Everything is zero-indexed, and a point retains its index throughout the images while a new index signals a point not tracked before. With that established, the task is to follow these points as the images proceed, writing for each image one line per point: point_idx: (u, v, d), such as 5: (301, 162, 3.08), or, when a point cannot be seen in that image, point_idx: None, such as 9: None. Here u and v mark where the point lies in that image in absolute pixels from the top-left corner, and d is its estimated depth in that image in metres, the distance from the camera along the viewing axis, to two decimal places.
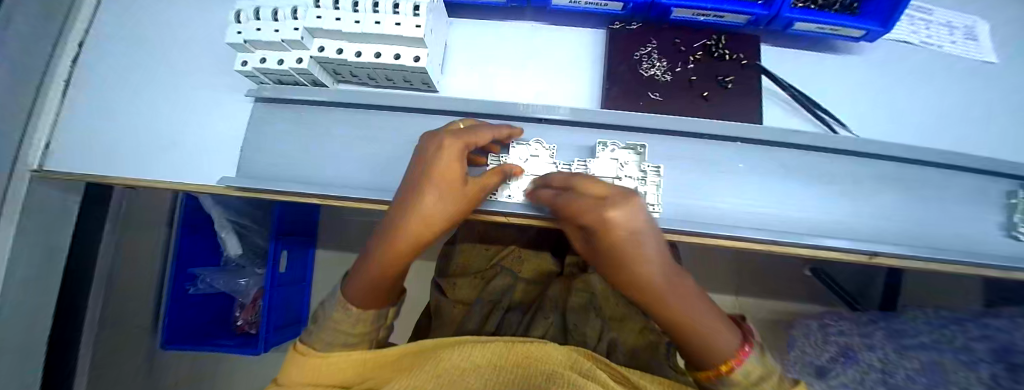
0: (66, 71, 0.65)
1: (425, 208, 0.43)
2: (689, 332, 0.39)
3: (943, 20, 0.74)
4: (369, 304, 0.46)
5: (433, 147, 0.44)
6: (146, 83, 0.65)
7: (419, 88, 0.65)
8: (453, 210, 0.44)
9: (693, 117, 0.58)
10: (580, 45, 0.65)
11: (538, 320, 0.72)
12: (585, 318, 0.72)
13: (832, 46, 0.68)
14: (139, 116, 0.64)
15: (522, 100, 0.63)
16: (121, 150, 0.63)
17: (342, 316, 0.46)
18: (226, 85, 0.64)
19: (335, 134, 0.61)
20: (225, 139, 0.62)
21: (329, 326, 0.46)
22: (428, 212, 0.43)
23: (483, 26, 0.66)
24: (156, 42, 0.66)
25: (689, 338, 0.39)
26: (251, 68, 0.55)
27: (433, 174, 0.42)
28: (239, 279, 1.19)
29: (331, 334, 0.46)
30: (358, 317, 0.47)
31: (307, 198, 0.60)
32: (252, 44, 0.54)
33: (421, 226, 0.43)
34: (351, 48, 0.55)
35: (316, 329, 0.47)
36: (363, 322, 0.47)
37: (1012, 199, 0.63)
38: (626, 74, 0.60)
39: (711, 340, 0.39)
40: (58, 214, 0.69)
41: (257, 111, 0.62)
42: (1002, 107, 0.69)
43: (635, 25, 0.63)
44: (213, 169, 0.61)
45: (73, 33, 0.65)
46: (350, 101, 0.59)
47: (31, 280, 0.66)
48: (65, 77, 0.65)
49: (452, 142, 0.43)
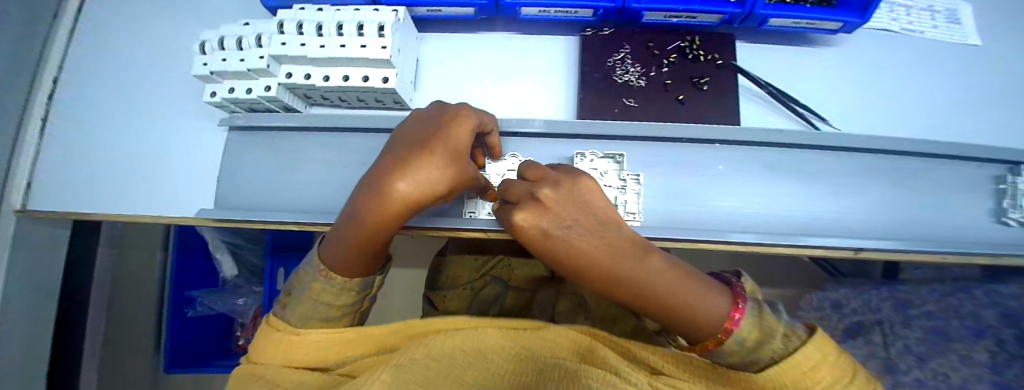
0: (42, 109, 0.64)
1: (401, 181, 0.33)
2: (659, 307, 0.32)
3: (924, 4, 0.73)
4: (352, 269, 0.40)
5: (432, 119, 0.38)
6: (123, 116, 0.65)
7: (393, 107, 0.65)
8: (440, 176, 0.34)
9: (669, 122, 0.57)
10: (554, 53, 0.65)
11: None
12: (576, 322, 0.70)
13: (810, 39, 0.67)
14: (119, 149, 0.64)
15: (496, 113, 0.62)
16: (102, 185, 0.63)
17: (323, 286, 0.40)
18: (199, 115, 0.64)
19: (309, 158, 0.61)
20: (201, 170, 0.62)
21: (307, 297, 0.39)
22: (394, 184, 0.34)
23: (454, 40, 0.65)
24: (128, 74, 0.66)
25: (659, 314, 0.33)
26: (220, 99, 0.55)
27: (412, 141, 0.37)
28: (237, 300, 1.18)
29: (311, 305, 0.39)
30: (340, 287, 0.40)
31: (285, 225, 0.60)
32: (219, 74, 0.54)
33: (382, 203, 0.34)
34: (319, 71, 0.55)
35: (292, 298, 0.41)
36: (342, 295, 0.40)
37: (1000, 184, 0.61)
38: (599, 82, 0.60)
39: (690, 305, 0.31)
40: (48, 250, 0.69)
41: (232, 139, 0.61)
42: (987, 91, 0.68)
43: (607, 31, 0.63)
44: (192, 201, 0.61)
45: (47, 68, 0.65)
46: (322, 125, 0.59)
47: (24, 318, 0.66)
48: (42, 115, 0.64)
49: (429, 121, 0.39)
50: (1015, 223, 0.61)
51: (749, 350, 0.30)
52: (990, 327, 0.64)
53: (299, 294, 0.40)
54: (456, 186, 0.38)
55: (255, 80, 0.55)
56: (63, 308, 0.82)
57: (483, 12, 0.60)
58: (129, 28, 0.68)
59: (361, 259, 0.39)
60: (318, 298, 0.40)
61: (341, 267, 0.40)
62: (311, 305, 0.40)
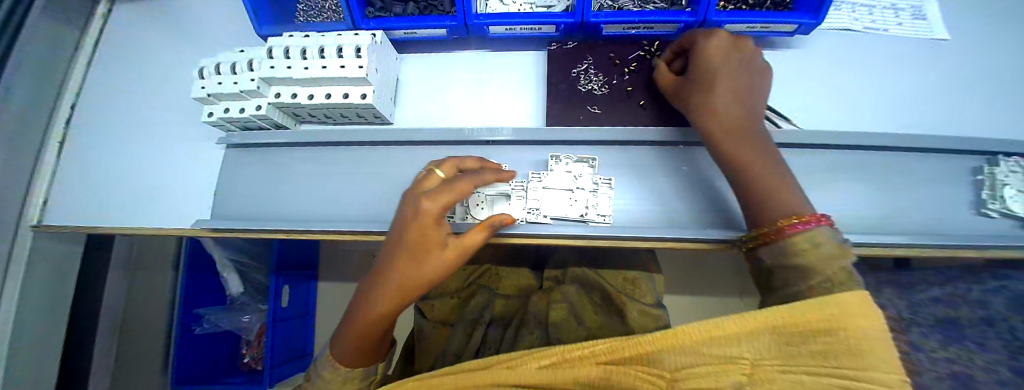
0: (60, 133, 0.72)
1: (399, 277, 0.39)
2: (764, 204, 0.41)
3: (887, 4, 0.74)
4: (352, 359, 0.42)
5: (411, 211, 0.38)
6: (135, 139, 0.71)
7: (375, 122, 0.69)
8: (429, 277, 0.40)
9: (632, 126, 0.60)
10: (524, 67, 0.69)
11: (523, 336, 0.68)
12: (571, 331, 0.68)
13: (771, 43, 0.69)
14: (132, 168, 0.70)
15: (471, 124, 0.66)
16: (117, 200, 0.69)
17: (332, 374, 0.43)
18: (201, 135, 0.70)
19: (298, 171, 0.65)
20: (200, 184, 0.67)
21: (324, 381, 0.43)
22: (401, 280, 0.39)
23: (431, 59, 0.71)
24: (139, 101, 0.73)
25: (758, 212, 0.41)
26: (216, 119, 0.61)
27: (410, 232, 0.38)
28: (242, 316, 1.22)
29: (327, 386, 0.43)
30: (347, 374, 0.43)
31: (276, 234, 0.63)
32: (215, 96, 0.60)
33: (395, 291, 0.40)
34: (305, 91, 0.60)
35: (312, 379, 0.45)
36: (352, 380, 0.44)
37: (978, 175, 0.60)
38: (565, 92, 0.64)
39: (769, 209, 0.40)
40: (64, 264, 0.74)
41: (229, 157, 0.67)
42: (960, 84, 0.68)
43: (571, 44, 0.67)
44: (191, 214, 0.66)
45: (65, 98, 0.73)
46: (308, 140, 0.63)
47: (38, 330, 0.71)
48: (60, 136, 0.72)
49: (428, 206, 0.38)
50: (997, 214, 0.59)
51: (799, 254, 0.36)
52: None
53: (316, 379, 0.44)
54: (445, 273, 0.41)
55: (247, 101, 0.61)
56: (75, 322, 0.87)
57: (455, 33, 0.65)
58: (143, 61, 0.76)
59: (365, 350, 0.42)
60: (331, 384, 0.43)
61: (343, 351, 0.42)
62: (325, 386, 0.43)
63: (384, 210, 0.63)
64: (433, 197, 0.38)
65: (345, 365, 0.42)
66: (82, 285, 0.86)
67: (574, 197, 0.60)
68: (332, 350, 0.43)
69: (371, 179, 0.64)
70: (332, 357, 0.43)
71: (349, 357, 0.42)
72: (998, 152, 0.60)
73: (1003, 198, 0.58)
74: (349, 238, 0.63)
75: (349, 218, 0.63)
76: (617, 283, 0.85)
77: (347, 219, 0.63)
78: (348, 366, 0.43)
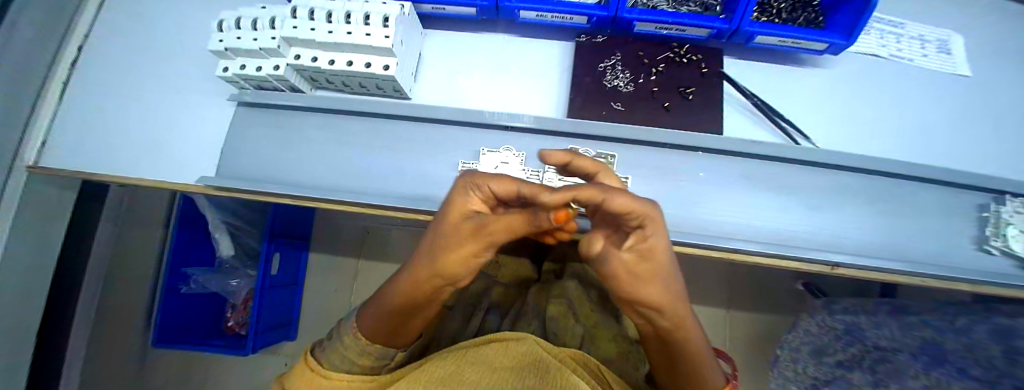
0: (65, 74, 0.69)
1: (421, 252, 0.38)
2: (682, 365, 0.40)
3: (914, 34, 0.74)
4: (376, 333, 0.42)
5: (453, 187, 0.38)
6: (143, 88, 0.69)
7: (393, 96, 0.68)
8: (447, 255, 0.35)
9: (654, 127, 0.60)
10: (550, 56, 0.68)
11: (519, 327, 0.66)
12: (565, 326, 0.66)
13: (797, 60, 0.69)
14: (138, 117, 0.68)
15: (491, 108, 0.65)
16: (120, 149, 0.67)
17: (351, 343, 0.42)
18: (212, 91, 0.68)
19: (309, 137, 0.64)
20: (207, 141, 0.65)
21: (340, 348, 0.42)
22: (423, 255, 0.38)
23: (457, 37, 0.70)
24: (149, 49, 0.71)
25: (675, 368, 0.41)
26: (231, 74, 0.59)
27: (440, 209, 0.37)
28: (230, 280, 1.19)
29: (343, 355, 0.41)
30: (365, 347, 0.41)
31: (282, 198, 0.62)
32: (233, 51, 0.58)
33: (422, 265, 0.38)
34: (326, 56, 0.59)
35: (332, 344, 0.44)
36: (367, 355, 0.41)
37: (984, 212, 0.62)
38: (590, 85, 0.63)
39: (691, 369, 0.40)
40: (54, 208, 0.72)
41: (240, 115, 0.65)
42: (976, 121, 0.69)
43: (601, 38, 0.66)
44: (195, 169, 0.65)
45: (73, 38, 0.70)
46: (324, 106, 0.62)
47: (24, 273, 0.68)
48: (64, 78, 0.69)
49: (463, 178, 0.36)
50: (997, 251, 0.60)
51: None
52: None
53: (334, 345, 0.43)
54: (464, 253, 0.35)
55: (266, 60, 0.59)
56: (62, 269, 0.85)
57: (485, 13, 0.64)
58: (157, 8, 0.73)
59: (388, 325, 0.41)
60: (348, 350, 0.41)
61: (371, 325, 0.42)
62: (342, 353, 0.42)
63: (396, 185, 0.62)
64: (468, 174, 0.36)
65: (366, 337, 0.42)
66: (72, 233, 0.84)
67: None
68: (359, 321, 0.43)
69: (385, 152, 0.63)
70: (355, 329, 0.43)
71: (372, 332, 0.42)
72: (1005, 191, 0.61)
73: (1005, 236, 0.59)
74: (360, 209, 0.63)
75: (358, 189, 0.62)
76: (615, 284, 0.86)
77: (354, 189, 0.62)
78: (369, 340, 0.42)
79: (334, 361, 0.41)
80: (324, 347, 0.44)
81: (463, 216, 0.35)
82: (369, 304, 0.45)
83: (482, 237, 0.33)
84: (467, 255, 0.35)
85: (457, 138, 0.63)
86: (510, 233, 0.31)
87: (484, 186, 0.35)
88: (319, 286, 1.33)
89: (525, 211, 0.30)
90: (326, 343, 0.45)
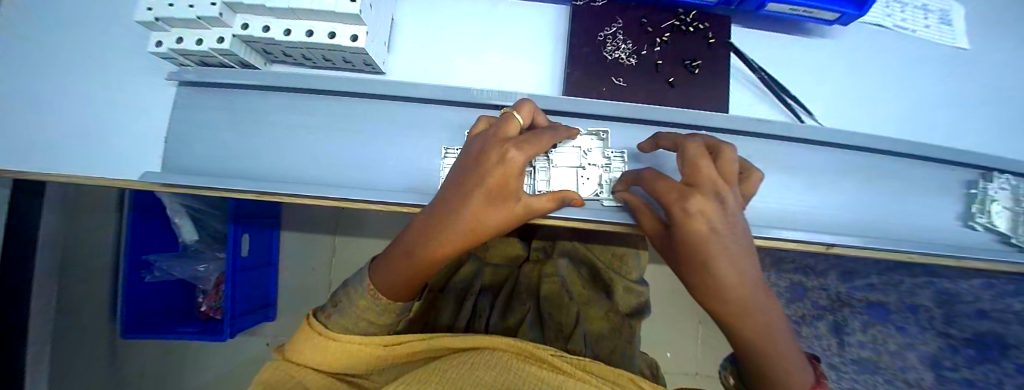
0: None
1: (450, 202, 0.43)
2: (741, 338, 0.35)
3: (920, 2, 0.70)
4: (395, 284, 0.47)
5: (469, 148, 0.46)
6: (63, 67, 0.57)
7: (365, 70, 0.60)
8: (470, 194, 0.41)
9: (656, 105, 0.56)
10: (542, 24, 0.61)
11: (514, 309, 0.66)
12: (562, 305, 0.66)
13: (804, 29, 0.65)
14: (68, 102, 0.57)
15: (481, 85, 0.59)
16: (46, 140, 0.56)
17: (369, 304, 0.47)
18: (147, 69, 0.58)
19: (270, 122, 0.56)
20: (149, 129, 0.56)
21: (354, 311, 0.47)
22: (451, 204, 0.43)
23: (435, 2, 0.61)
24: (61, 17, 0.58)
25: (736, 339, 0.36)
26: (166, 49, 0.50)
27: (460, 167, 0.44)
28: (198, 265, 1.11)
29: (354, 319, 0.47)
30: (381, 304, 0.48)
31: (245, 195, 0.55)
32: (165, 21, 0.49)
33: (450, 210, 0.43)
34: (280, 24, 0.49)
35: (339, 308, 0.48)
36: (385, 312, 0.48)
37: (972, 189, 0.62)
38: (589, 57, 0.57)
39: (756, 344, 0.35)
40: None
41: (185, 97, 0.56)
42: (969, 96, 0.68)
43: (600, 2, 0.59)
44: (140, 162, 0.56)
45: None
46: (283, 85, 0.53)
47: None
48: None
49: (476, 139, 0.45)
50: (980, 227, 0.62)
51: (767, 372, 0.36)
52: (933, 315, 0.70)
53: (343, 308, 0.48)
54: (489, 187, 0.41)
55: (208, 30, 0.50)
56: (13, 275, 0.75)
57: None
58: None
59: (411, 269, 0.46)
60: (360, 309, 0.47)
61: (386, 279, 0.47)
62: (352, 315, 0.47)
63: (376, 175, 0.56)
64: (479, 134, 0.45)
65: (378, 288, 0.47)
66: (17, 234, 0.74)
67: (584, 174, 0.57)
68: (374, 279, 0.48)
69: (361, 137, 0.56)
70: (370, 285, 0.48)
71: (384, 284, 0.47)
72: (992, 168, 0.62)
73: (989, 213, 0.61)
74: (336, 204, 0.56)
75: (333, 179, 0.56)
76: (605, 259, 0.84)
77: (330, 179, 0.56)
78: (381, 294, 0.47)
79: (342, 325, 0.46)
80: (327, 313, 0.48)
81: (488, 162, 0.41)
82: (381, 264, 0.49)
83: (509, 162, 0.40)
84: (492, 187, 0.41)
85: (442, 119, 0.56)
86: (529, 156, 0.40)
87: (496, 139, 0.42)
88: (295, 268, 1.27)
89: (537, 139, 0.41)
90: (329, 306, 0.49)
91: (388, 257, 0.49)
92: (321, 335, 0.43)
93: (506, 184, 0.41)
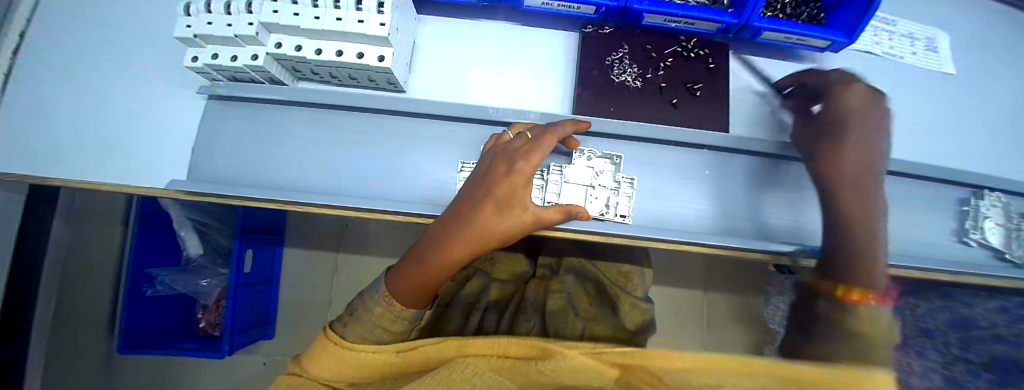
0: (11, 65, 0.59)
1: (460, 205, 0.47)
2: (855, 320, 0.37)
3: (905, 31, 0.75)
4: (405, 294, 0.47)
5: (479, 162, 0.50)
6: (100, 78, 0.60)
7: (385, 88, 0.63)
8: (480, 199, 0.45)
9: (660, 124, 0.59)
10: (554, 48, 0.65)
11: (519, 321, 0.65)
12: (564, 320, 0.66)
13: (799, 56, 0.70)
14: (100, 113, 0.59)
15: (496, 104, 0.62)
16: (75, 148, 0.58)
17: (384, 310, 0.46)
18: (178, 82, 0.61)
19: (294, 135, 0.58)
20: (176, 139, 0.59)
21: (368, 317, 0.45)
22: (462, 206, 0.46)
23: (456, 26, 0.65)
24: (101, 33, 0.62)
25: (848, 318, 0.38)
26: (202, 64, 0.53)
27: (470, 178, 0.49)
28: (200, 281, 1.11)
29: (371, 327, 0.45)
30: (397, 314, 0.47)
31: (264, 205, 0.56)
32: (203, 38, 0.52)
33: (460, 213, 0.46)
34: (311, 44, 0.53)
35: (353, 318, 0.46)
36: (398, 321, 0.47)
37: (964, 206, 0.65)
38: (598, 79, 0.61)
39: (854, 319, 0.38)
40: None
41: (213, 111, 0.59)
42: (956, 119, 0.72)
43: (607, 29, 0.64)
44: (165, 172, 0.58)
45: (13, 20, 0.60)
46: (308, 100, 0.56)
47: None
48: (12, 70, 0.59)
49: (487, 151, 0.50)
50: (975, 243, 0.65)
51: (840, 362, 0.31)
52: None
53: (360, 316, 0.46)
54: (499, 191, 0.45)
55: (242, 48, 0.53)
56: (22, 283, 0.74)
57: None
58: None
59: (418, 276, 0.46)
60: (379, 318, 0.46)
61: (397, 291, 0.47)
62: (369, 324, 0.45)
63: (392, 187, 0.58)
64: (490, 149, 0.50)
65: (391, 295, 0.47)
66: (32, 240, 0.74)
67: (593, 194, 0.59)
68: (389, 286, 0.48)
69: (380, 151, 0.58)
70: (387, 294, 0.48)
71: (398, 290, 0.47)
72: (983, 187, 0.65)
73: (982, 229, 0.63)
74: (351, 215, 0.58)
75: (349, 190, 0.58)
76: (611, 275, 0.85)
77: (344, 191, 0.58)
78: (390, 306, 0.47)
79: (358, 333, 0.44)
80: (343, 322, 0.46)
81: (500, 172, 0.45)
82: (396, 274, 0.49)
83: (517, 171, 0.44)
84: (500, 192, 0.44)
85: (459, 135, 0.59)
86: (535, 166, 0.45)
87: (505, 155, 0.47)
88: (296, 281, 1.27)
89: (539, 151, 0.46)
90: (343, 317, 0.48)
91: (400, 265, 0.50)
92: (337, 350, 0.41)
93: (513, 193, 0.44)
